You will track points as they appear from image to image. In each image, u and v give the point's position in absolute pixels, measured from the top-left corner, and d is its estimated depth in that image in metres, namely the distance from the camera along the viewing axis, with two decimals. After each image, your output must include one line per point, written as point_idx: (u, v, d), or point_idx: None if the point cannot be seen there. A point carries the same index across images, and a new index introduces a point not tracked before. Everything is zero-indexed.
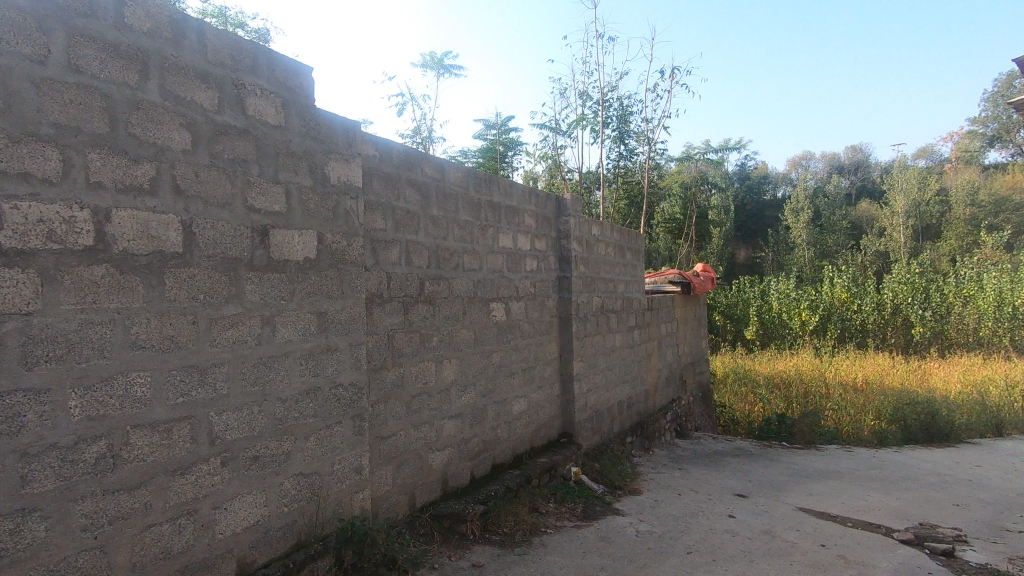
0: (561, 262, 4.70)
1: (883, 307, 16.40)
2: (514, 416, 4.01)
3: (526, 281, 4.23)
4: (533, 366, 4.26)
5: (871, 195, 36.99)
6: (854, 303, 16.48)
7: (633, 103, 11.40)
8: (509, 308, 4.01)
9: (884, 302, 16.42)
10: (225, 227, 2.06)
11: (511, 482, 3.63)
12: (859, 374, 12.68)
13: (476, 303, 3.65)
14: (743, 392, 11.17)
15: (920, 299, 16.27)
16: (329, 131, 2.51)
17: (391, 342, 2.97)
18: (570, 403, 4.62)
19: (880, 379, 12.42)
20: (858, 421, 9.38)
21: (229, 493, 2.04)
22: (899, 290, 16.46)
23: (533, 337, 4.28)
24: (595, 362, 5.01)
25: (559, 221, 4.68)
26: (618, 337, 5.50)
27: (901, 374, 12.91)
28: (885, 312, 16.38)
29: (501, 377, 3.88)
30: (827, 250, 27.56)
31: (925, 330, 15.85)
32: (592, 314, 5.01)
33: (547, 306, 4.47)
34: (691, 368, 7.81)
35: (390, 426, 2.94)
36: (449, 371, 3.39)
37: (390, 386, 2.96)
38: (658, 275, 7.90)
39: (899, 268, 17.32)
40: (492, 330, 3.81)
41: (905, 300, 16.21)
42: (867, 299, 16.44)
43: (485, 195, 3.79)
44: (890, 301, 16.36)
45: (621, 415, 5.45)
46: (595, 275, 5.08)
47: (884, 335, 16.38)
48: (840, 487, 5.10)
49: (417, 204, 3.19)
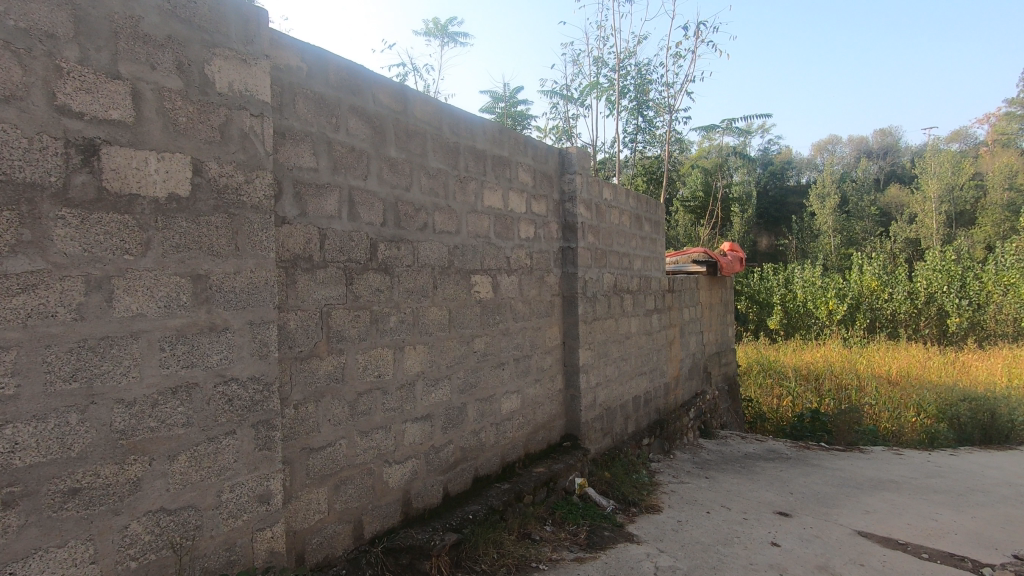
0: (564, 230, 3.89)
1: (917, 295, 15.32)
2: (503, 417, 3.25)
3: (520, 252, 3.44)
4: (528, 355, 3.49)
5: (901, 179, 35.39)
6: (884, 291, 15.46)
7: (652, 70, 10.48)
8: (498, 284, 3.23)
9: (917, 290, 15.33)
10: (9, 134, 1.32)
11: (496, 502, 2.88)
12: (893, 368, 11.68)
13: (453, 275, 2.89)
14: (769, 385, 10.32)
15: (958, 286, 15.15)
16: (214, 15, 1.73)
17: (327, 320, 2.22)
18: (575, 400, 3.84)
19: (917, 372, 11.41)
20: (898, 419, 8.51)
21: (17, 550, 1.32)
22: (935, 278, 15.37)
23: (529, 320, 3.50)
24: (606, 351, 4.22)
25: (564, 180, 3.88)
26: (635, 322, 4.70)
27: (940, 366, 11.88)
28: (919, 300, 15.30)
29: (486, 369, 3.12)
30: (855, 237, 26.22)
31: (962, 320, 14.77)
32: (604, 293, 4.21)
33: (546, 283, 3.69)
34: (716, 359, 6.97)
35: (325, 432, 2.20)
36: (413, 360, 2.64)
37: (325, 381, 2.21)
38: (681, 254, 7.04)
39: (934, 254, 16.20)
40: (475, 309, 3.05)
41: (940, 288, 15.12)
42: (899, 287, 15.38)
43: (467, 140, 3.00)
44: (924, 289, 15.28)
45: (637, 412, 4.67)
46: (607, 247, 4.26)
47: (918, 325, 15.33)
48: (899, 502, 4.26)
49: (366, 141, 2.41)
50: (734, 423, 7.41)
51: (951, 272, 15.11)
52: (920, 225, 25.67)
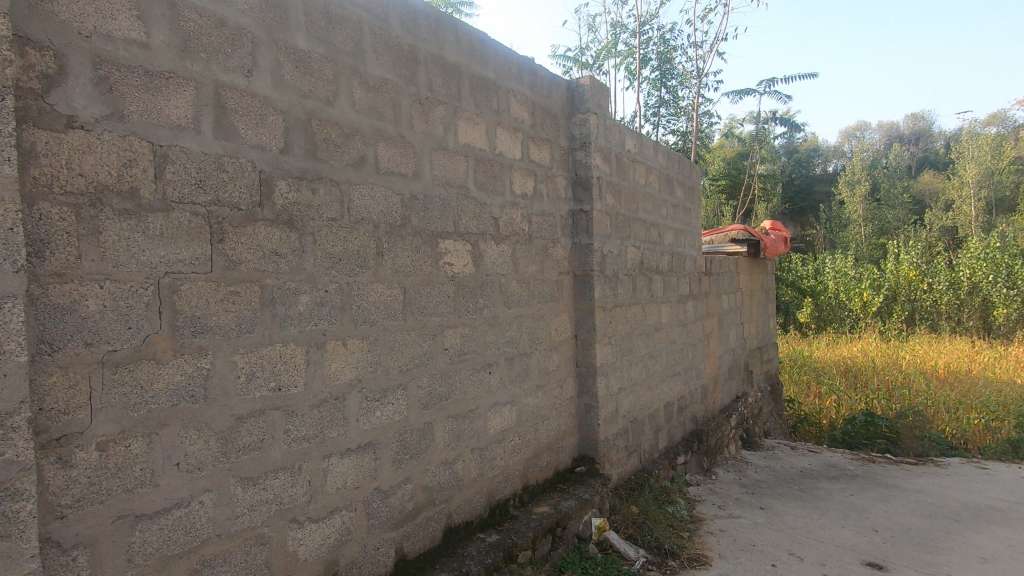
0: (575, 188, 2.95)
1: (958, 285, 13.94)
2: (491, 439, 2.35)
3: (513, 213, 2.52)
4: (526, 354, 2.58)
5: (935, 166, 33.55)
6: (923, 282, 14.11)
7: (676, 35, 9.46)
8: (481, 255, 2.32)
9: (959, 279, 13.96)
10: None
11: (476, 567, 2.01)
12: (938, 364, 10.47)
13: (410, 239, 1.99)
14: (806, 384, 9.25)
15: (1005, 276, 13.62)
16: None
17: (172, 299, 1.33)
18: (591, 411, 2.92)
19: (966, 368, 10.18)
20: (958, 425, 7.33)
21: None
22: (978, 267, 13.93)
23: (526, 305, 2.59)
24: (631, 347, 3.28)
25: (573, 121, 2.94)
26: (666, 309, 3.75)
27: (992, 362, 10.64)
28: (961, 290, 13.91)
29: (463, 373, 2.22)
30: (887, 226, 24.72)
31: (1010, 312, 13.23)
32: (627, 272, 3.27)
33: (550, 257, 2.77)
34: (758, 355, 5.96)
35: (168, 486, 1.32)
36: (342, 361, 1.74)
37: (168, 401, 1.33)
38: (715, 233, 6.04)
39: (980, 241, 14.74)
40: (446, 289, 2.15)
41: (985, 278, 13.65)
42: (940, 277, 14.05)
43: (430, 44, 2.08)
44: (967, 278, 13.89)
45: (670, 422, 3.73)
46: (631, 213, 3.32)
47: (960, 317, 13.95)
48: (1019, 542, 3.25)
49: (248, 14, 1.50)
50: (778, 429, 6.40)
51: (998, 260, 13.63)
52: (958, 211, 24.01)
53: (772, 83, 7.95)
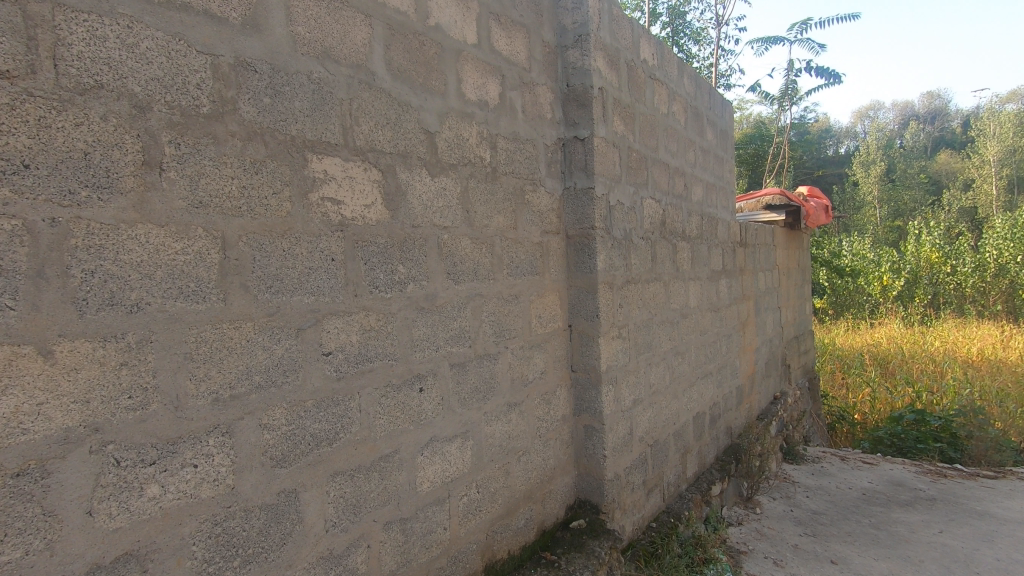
0: (567, 106, 1.98)
1: (984, 266, 12.87)
2: (426, 500, 1.41)
3: (463, 129, 1.56)
4: (488, 356, 1.63)
5: (952, 145, 32.16)
6: (947, 264, 13.02)
7: None
8: (402, 192, 1.37)
9: (985, 261, 12.90)
10: None
11: None
12: (972, 351, 9.41)
13: (236, 144, 1.03)
14: (831, 375, 8.25)
15: None
16: None
17: None
18: (594, 437, 1.97)
19: (1003, 355, 9.13)
20: (1012, 423, 6.35)
21: None
22: (1005, 247, 12.88)
23: (490, 280, 1.64)
24: (650, 341, 2.32)
25: (562, 5, 1.96)
26: (695, 288, 2.79)
27: None
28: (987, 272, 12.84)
29: (367, 397, 1.27)
30: (904, 207, 23.50)
31: None
32: (644, 235, 2.31)
33: (527, 207, 1.80)
34: (795, 346, 4.99)
35: None
36: (36, 390, 0.79)
37: None
38: (745, 199, 5.02)
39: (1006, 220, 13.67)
40: (327, 246, 1.19)
41: (1013, 258, 12.64)
42: (964, 258, 12.99)
43: None
44: (993, 259, 12.84)
45: (700, 440, 2.78)
46: (648, 150, 2.35)
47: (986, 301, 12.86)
48: None
49: None
50: (817, 433, 5.43)
51: None
52: (978, 191, 22.79)
53: (806, 28, 6.87)
